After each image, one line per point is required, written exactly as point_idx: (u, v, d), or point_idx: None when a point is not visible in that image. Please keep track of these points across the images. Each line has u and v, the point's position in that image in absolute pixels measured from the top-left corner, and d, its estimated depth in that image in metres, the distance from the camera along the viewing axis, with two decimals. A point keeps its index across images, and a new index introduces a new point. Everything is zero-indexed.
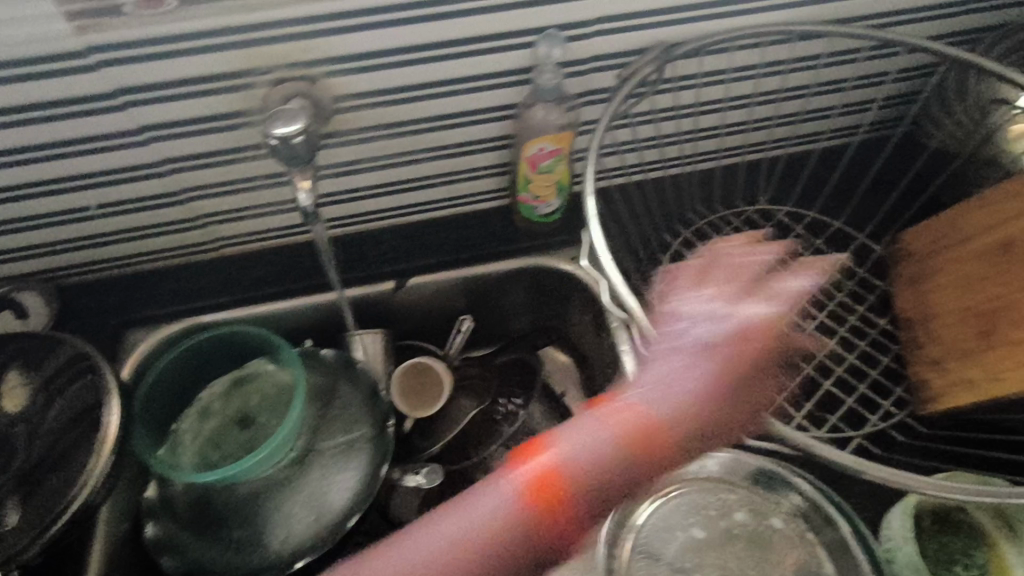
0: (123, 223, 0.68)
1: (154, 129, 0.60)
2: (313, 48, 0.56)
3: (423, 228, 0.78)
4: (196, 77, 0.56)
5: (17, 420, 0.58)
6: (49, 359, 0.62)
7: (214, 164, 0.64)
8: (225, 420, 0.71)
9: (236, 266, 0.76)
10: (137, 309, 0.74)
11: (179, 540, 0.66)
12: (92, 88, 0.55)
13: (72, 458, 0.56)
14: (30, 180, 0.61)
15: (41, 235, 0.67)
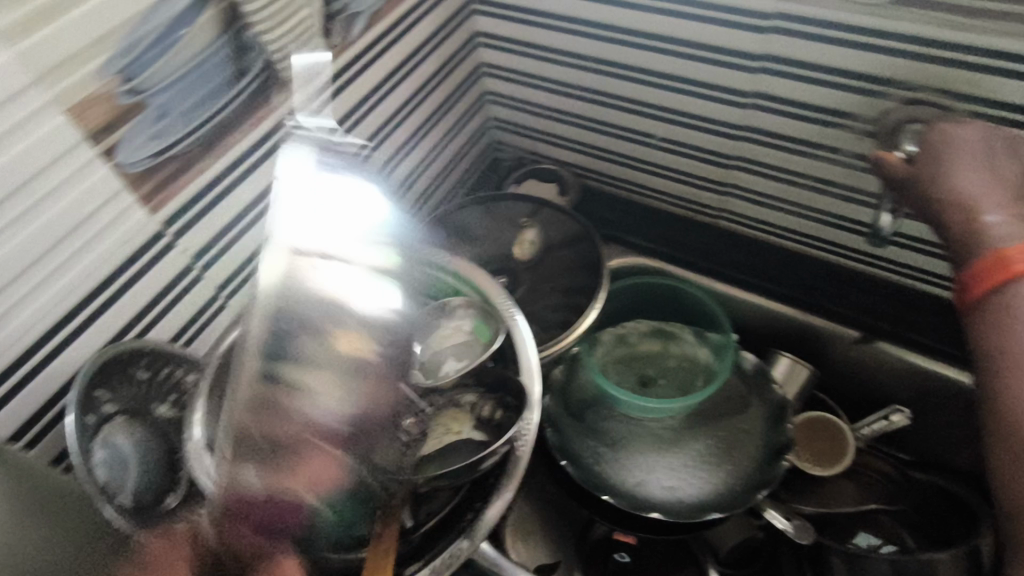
0: (668, 160, 0.76)
1: (762, 97, 0.63)
2: (982, 85, 0.51)
3: (927, 305, 0.69)
4: (837, 67, 0.56)
5: (526, 268, 0.74)
6: (563, 236, 0.75)
7: (779, 147, 0.66)
8: (637, 355, 0.78)
9: (722, 241, 0.79)
10: (624, 231, 0.83)
11: (563, 421, 0.73)
12: (745, 46, 0.59)
13: (554, 321, 0.69)
14: (632, 98, 0.71)
15: (605, 141, 0.79)
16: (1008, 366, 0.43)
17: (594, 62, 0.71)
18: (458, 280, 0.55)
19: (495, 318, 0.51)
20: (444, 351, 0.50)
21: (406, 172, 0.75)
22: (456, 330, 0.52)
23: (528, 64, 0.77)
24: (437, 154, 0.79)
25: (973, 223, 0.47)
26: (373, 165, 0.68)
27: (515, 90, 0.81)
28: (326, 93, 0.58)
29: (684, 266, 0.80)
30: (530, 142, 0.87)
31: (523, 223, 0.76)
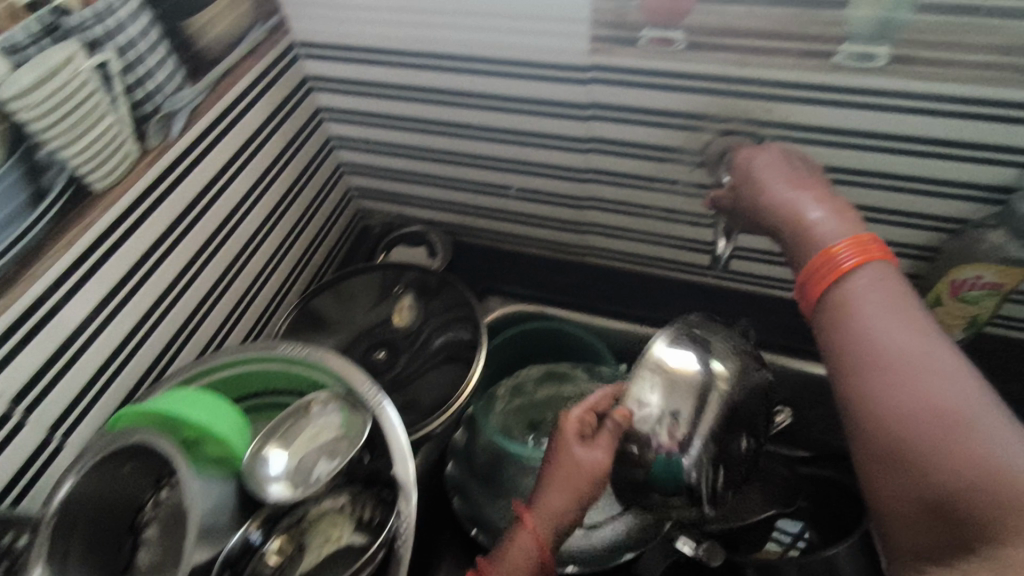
0: (528, 208, 0.77)
1: (599, 142, 0.65)
2: (779, 112, 0.56)
3: (783, 307, 0.75)
4: (655, 108, 0.60)
5: (406, 337, 0.70)
6: (439, 298, 0.71)
7: (625, 184, 0.69)
8: (534, 403, 0.78)
9: (595, 276, 0.81)
10: (501, 281, 0.83)
11: (470, 487, 0.72)
12: (572, 98, 0.62)
13: (443, 390, 0.64)
14: (481, 154, 0.73)
15: (466, 197, 0.80)
16: (839, 346, 0.40)
17: (438, 126, 0.72)
18: (323, 372, 0.52)
19: (360, 407, 0.49)
20: (310, 453, 0.47)
21: (265, 260, 0.71)
22: (323, 428, 0.49)
23: (376, 133, 0.76)
24: (298, 235, 0.76)
25: (800, 226, 0.48)
26: (223, 260, 0.64)
27: (370, 159, 0.81)
28: (151, 198, 0.55)
29: (562, 305, 0.81)
30: (396, 207, 0.86)
31: (397, 291, 0.73)
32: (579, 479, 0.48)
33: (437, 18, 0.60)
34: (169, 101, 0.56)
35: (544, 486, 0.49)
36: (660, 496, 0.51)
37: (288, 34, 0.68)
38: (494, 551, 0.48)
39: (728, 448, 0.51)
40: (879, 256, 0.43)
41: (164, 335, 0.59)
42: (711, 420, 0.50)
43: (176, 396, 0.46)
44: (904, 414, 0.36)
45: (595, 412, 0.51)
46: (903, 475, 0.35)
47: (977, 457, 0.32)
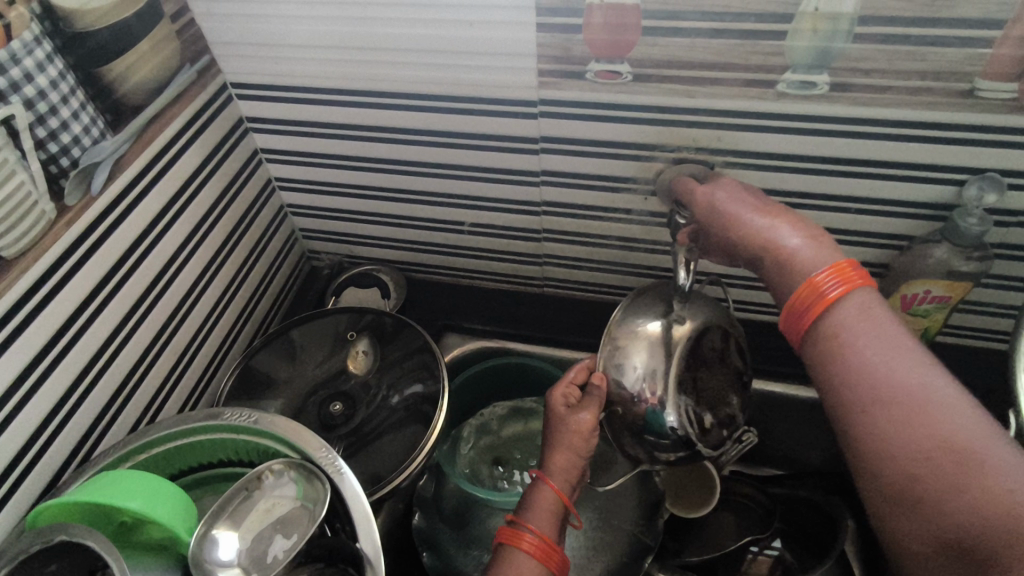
0: (482, 242, 0.75)
1: (551, 174, 0.64)
2: (728, 139, 0.56)
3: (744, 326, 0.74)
4: (607, 139, 0.59)
5: (363, 387, 0.67)
6: (396, 342, 0.68)
7: (579, 215, 0.68)
8: (501, 441, 0.75)
9: (555, 307, 0.80)
10: (458, 317, 0.81)
11: (440, 538, 0.68)
12: (522, 132, 0.61)
13: (403, 443, 0.61)
14: (432, 191, 0.71)
15: (418, 234, 0.77)
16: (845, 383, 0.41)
17: (385, 164, 0.69)
18: (275, 438, 0.48)
19: (318, 475, 0.45)
20: (264, 531, 0.42)
21: (205, 315, 0.67)
22: (275, 500, 0.44)
23: (319, 173, 0.73)
24: (240, 283, 0.72)
25: (780, 256, 0.47)
26: (157, 320, 0.60)
27: (313, 200, 0.77)
28: (71, 262, 0.50)
29: (523, 339, 0.78)
30: (345, 246, 0.83)
31: (351, 337, 0.69)
32: (576, 440, 0.54)
33: (379, 56, 0.58)
34: (88, 153, 0.51)
35: (550, 448, 0.55)
36: (656, 450, 0.54)
37: (219, 74, 0.64)
38: (517, 512, 0.51)
39: (710, 389, 0.55)
40: (863, 282, 0.44)
41: (93, 407, 0.54)
42: (685, 370, 0.54)
43: (108, 480, 0.42)
44: (915, 454, 0.37)
45: (576, 386, 0.57)
46: (919, 512, 0.37)
47: (985, 492, 0.34)
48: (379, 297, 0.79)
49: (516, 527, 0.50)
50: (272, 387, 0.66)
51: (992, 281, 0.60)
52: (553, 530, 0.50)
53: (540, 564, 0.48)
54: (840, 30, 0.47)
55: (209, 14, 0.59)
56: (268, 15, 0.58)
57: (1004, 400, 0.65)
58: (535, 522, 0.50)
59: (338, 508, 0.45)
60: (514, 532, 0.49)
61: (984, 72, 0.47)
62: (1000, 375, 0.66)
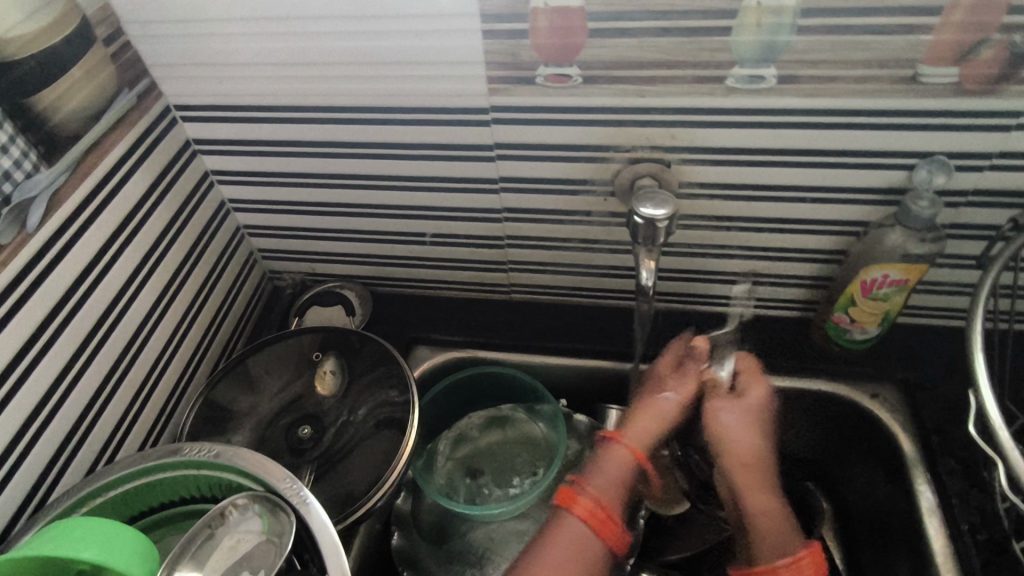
0: (446, 251, 0.74)
1: (510, 180, 0.64)
2: (682, 136, 0.56)
3: (713, 319, 0.73)
4: (562, 143, 0.59)
5: (332, 408, 0.65)
6: (363, 359, 0.67)
7: (541, 221, 0.68)
8: (477, 450, 0.74)
9: (524, 312, 0.79)
10: (427, 329, 0.79)
11: (420, 556, 0.67)
12: (477, 140, 0.60)
13: (374, 464, 0.59)
14: (390, 204, 0.69)
15: (380, 247, 0.76)
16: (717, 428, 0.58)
17: (340, 179, 0.68)
18: (240, 472, 0.47)
19: (283, 508, 0.44)
20: (228, 568, 0.41)
21: (162, 346, 0.65)
22: (240, 537, 0.43)
23: (273, 192, 0.71)
24: (197, 310, 0.70)
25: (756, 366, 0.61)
26: (109, 358, 0.58)
27: (270, 219, 0.75)
28: (9, 303, 0.48)
29: (493, 347, 0.77)
30: (306, 264, 0.81)
31: (318, 357, 0.68)
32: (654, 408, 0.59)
33: (325, 70, 0.57)
34: (21, 187, 0.49)
35: (632, 415, 0.59)
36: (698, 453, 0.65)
37: (162, 97, 0.62)
38: (581, 473, 0.54)
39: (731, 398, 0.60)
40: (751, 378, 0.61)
41: (42, 455, 0.52)
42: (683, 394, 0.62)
43: (67, 526, 0.40)
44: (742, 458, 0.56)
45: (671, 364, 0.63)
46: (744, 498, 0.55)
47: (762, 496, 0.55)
48: (345, 313, 0.78)
49: (580, 488, 0.52)
50: (235, 417, 0.64)
51: (946, 261, 0.62)
52: (614, 491, 0.53)
53: (592, 524, 0.50)
54: (784, 24, 0.47)
55: (145, 35, 0.57)
56: (207, 33, 0.56)
57: (964, 375, 0.66)
58: (598, 487, 0.53)
59: (305, 539, 0.44)
60: (573, 493, 0.52)
61: (925, 58, 0.48)
62: (960, 351, 0.68)
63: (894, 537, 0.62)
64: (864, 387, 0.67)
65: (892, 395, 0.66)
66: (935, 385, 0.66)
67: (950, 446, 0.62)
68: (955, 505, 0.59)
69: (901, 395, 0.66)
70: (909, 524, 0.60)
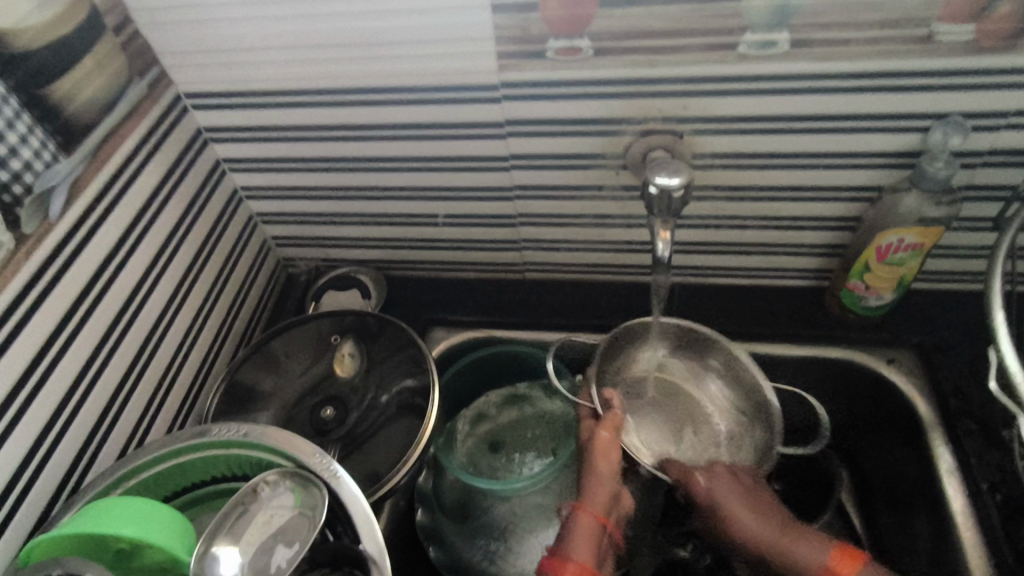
0: (459, 232, 0.75)
1: (521, 158, 0.64)
2: (693, 106, 0.56)
3: (725, 291, 0.74)
4: (574, 117, 0.59)
5: (351, 389, 0.66)
6: (382, 339, 0.67)
7: (554, 197, 0.68)
8: (497, 428, 0.75)
9: (538, 291, 0.80)
10: (441, 310, 0.80)
11: (444, 532, 0.69)
12: (488, 117, 0.60)
13: (396, 441, 0.60)
14: (402, 185, 0.69)
15: (393, 230, 0.76)
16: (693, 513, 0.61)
17: (353, 163, 0.68)
18: (271, 450, 0.48)
19: (314, 483, 0.45)
20: (264, 542, 0.42)
21: (184, 333, 0.66)
22: (274, 512, 0.43)
23: (286, 178, 0.72)
24: (215, 299, 0.70)
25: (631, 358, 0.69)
26: (132, 347, 0.58)
27: (283, 205, 0.75)
28: (36, 291, 0.49)
29: (508, 326, 0.78)
30: (320, 250, 0.81)
31: (337, 340, 0.69)
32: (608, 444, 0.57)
33: (335, 53, 0.57)
34: (40, 178, 0.50)
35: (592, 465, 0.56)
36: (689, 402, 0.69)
37: (172, 86, 0.62)
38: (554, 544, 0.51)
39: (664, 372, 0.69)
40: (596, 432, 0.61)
41: (72, 443, 0.52)
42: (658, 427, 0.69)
43: (104, 505, 0.41)
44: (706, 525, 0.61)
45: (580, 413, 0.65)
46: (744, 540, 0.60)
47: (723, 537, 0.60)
48: (359, 297, 0.79)
49: (561, 556, 0.49)
50: (256, 401, 0.65)
51: (959, 225, 0.62)
52: (594, 553, 0.50)
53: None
54: None
55: (154, 23, 0.57)
56: (216, 19, 0.56)
57: (978, 338, 0.66)
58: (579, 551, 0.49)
59: (336, 512, 0.45)
60: (559, 561, 0.49)
61: (939, 16, 0.47)
62: (974, 315, 0.68)
63: (916, 502, 0.63)
64: (880, 354, 0.67)
65: (909, 361, 0.66)
66: (951, 348, 0.66)
67: (967, 408, 0.62)
68: (973, 465, 0.59)
69: (919, 361, 0.66)
70: (930, 486, 0.61)
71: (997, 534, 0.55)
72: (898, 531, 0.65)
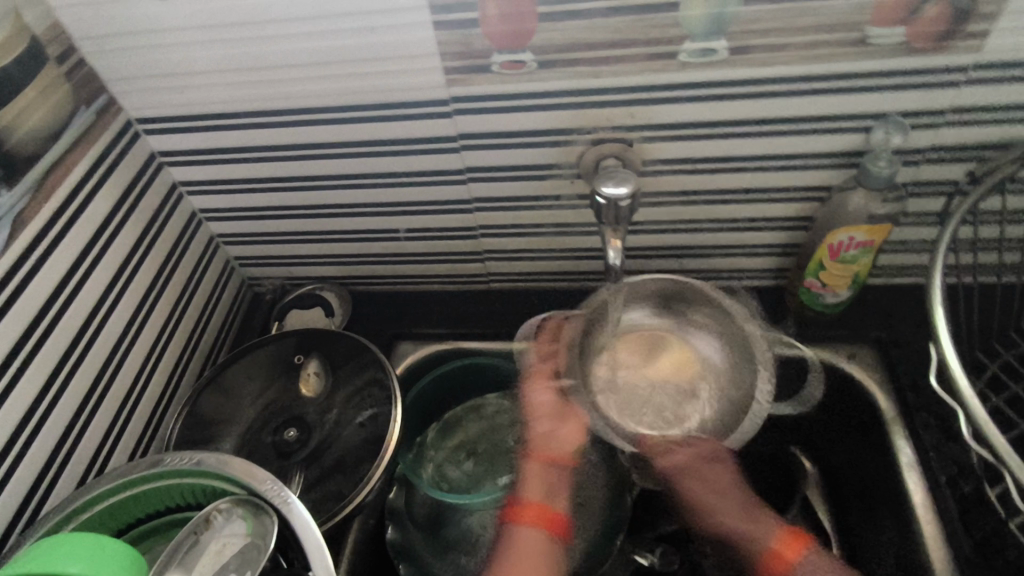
0: (421, 245, 0.75)
1: (476, 170, 0.64)
2: (641, 114, 0.56)
3: None
4: (524, 129, 0.59)
5: (315, 408, 0.65)
6: (344, 357, 0.67)
7: (511, 208, 0.68)
8: (467, 442, 0.75)
9: (503, 300, 0.80)
10: (407, 324, 0.80)
11: (415, 549, 0.68)
12: (438, 132, 0.60)
13: (359, 460, 0.60)
14: (360, 201, 0.69)
15: (355, 247, 0.76)
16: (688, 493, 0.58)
17: (309, 182, 0.68)
18: (224, 478, 0.47)
19: (266, 510, 0.44)
20: (217, 574, 0.41)
21: (143, 358, 0.65)
22: (226, 542, 0.43)
23: (244, 199, 0.71)
24: (175, 323, 0.69)
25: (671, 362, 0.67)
26: (88, 377, 0.57)
27: (243, 227, 0.75)
28: None
29: (475, 337, 0.78)
30: (283, 268, 0.81)
31: (299, 360, 0.68)
32: (546, 415, 0.60)
33: (283, 73, 0.57)
34: None
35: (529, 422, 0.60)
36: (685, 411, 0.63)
37: (120, 111, 0.62)
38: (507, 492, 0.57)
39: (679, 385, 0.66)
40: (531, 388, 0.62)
41: (24, 480, 0.51)
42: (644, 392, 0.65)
43: (50, 542, 0.41)
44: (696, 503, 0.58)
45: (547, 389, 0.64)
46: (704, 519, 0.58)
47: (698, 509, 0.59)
48: (325, 315, 0.79)
49: (515, 502, 0.55)
50: (220, 425, 0.65)
51: (907, 220, 0.63)
52: (545, 492, 0.55)
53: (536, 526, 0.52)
54: None
55: (97, 50, 0.57)
56: (159, 44, 0.56)
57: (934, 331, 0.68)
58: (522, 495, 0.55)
59: (290, 537, 0.45)
60: (513, 506, 0.54)
61: (871, 20, 0.48)
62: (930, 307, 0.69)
63: (879, 497, 0.63)
64: (840, 350, 0.68)
65: (868, 356, 0.67)
66: (908, 341, 0.67)
67: (924, 401, 0.63)
68: (931, 459, 0.60)
69: (877, 355, 0.67)
70: (891, 480, 0.62)
71: (954, 524, 0.56)
72: (861, 534, 0.65)
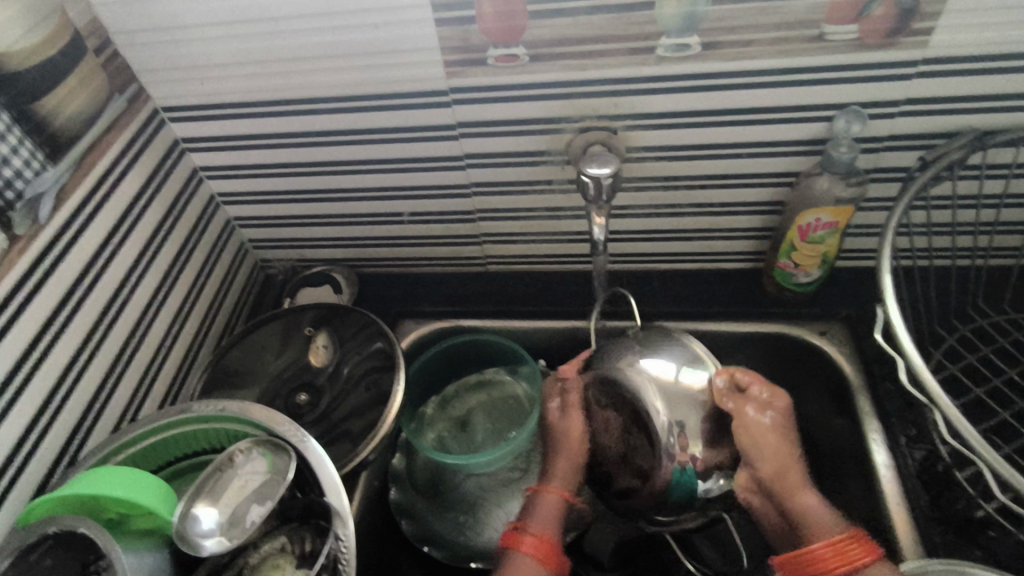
0: (423, 228, 0.80)
1: (474, 157, 0.69)
2: (625, 105, 0.62)
3: (671, 276, 0.79)
4: (518, 118, 0.64)
5: (323, 376, 0.71)
6: (351, 329, 0.73)
7: (507, 192, 0.73)
8: (465, 412, 0.79)
9: (499, 282, 0.85)
10: (410, 304, 0.85)
11: (415, 507, 0.74)
12: (439, 120, 0.66)
13: (365, 420, 0.65)
14: (368, 186, 0.75)
15: (363, 230, 0.82)
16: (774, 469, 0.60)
17: (321, 168, 0.73)
18: (246, 423, 0.53)
19: (283, 448, 0.50)
20: (241, 501, 0.47)
21: (167, 329, 0.70)
22: (248, 476, 0.48)
23: (261, 184, 0.77)
24: (196, 298, 0.75)
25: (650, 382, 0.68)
26: (119, 340, 0.63)
27: (258, 210, 0.81)
28: (26, 287, 0.53)
29: (473, 316, 0.83)
30: (295, 251, 0.87)
31: (310, 332, 0.74)
32: (572, 442, 0.66)
33: (299, 65, 0.63)
34: (31, 185, 0.54)
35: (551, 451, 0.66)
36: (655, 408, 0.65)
37: (149, 101, 0.68)
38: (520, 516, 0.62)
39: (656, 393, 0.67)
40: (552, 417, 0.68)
41: (64, 430, 0.57)
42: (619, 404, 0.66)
43: (92, 473, 0.46)
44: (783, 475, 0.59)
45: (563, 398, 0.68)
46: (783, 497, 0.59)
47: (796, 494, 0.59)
48: (333, 293, 0.84)
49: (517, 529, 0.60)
50: (236, 390, 0.70)
51: (869, 204, 0.68)
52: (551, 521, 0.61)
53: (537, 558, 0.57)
54: None
55: (131, 44, 0.63)
56: (187, 39, 0.62)
57: None
58: (536, 521, 0.60)
59: (304, 473, 0.50)
60: (515, 534, 0.59)
61: (827, 18, 0.53)
62: None
63: (847, 460, 0.68)
64: (813, 326, 0.73)
65: (838, 331, 0.72)
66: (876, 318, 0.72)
67: (887, 371, 0.69)
68: (892, 423, 0.65)
69: (846, 331, 0.72)
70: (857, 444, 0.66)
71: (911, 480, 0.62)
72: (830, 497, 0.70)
